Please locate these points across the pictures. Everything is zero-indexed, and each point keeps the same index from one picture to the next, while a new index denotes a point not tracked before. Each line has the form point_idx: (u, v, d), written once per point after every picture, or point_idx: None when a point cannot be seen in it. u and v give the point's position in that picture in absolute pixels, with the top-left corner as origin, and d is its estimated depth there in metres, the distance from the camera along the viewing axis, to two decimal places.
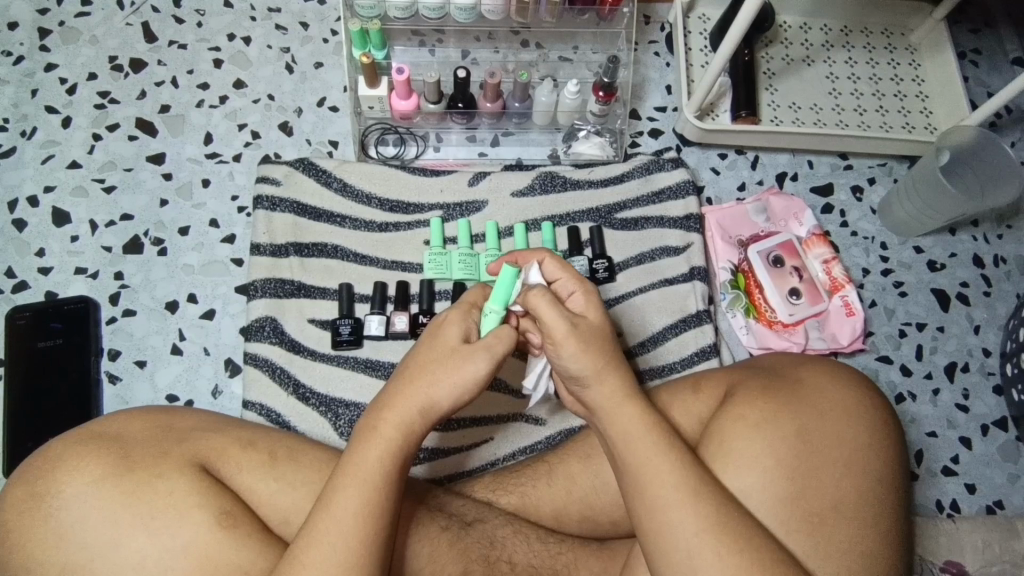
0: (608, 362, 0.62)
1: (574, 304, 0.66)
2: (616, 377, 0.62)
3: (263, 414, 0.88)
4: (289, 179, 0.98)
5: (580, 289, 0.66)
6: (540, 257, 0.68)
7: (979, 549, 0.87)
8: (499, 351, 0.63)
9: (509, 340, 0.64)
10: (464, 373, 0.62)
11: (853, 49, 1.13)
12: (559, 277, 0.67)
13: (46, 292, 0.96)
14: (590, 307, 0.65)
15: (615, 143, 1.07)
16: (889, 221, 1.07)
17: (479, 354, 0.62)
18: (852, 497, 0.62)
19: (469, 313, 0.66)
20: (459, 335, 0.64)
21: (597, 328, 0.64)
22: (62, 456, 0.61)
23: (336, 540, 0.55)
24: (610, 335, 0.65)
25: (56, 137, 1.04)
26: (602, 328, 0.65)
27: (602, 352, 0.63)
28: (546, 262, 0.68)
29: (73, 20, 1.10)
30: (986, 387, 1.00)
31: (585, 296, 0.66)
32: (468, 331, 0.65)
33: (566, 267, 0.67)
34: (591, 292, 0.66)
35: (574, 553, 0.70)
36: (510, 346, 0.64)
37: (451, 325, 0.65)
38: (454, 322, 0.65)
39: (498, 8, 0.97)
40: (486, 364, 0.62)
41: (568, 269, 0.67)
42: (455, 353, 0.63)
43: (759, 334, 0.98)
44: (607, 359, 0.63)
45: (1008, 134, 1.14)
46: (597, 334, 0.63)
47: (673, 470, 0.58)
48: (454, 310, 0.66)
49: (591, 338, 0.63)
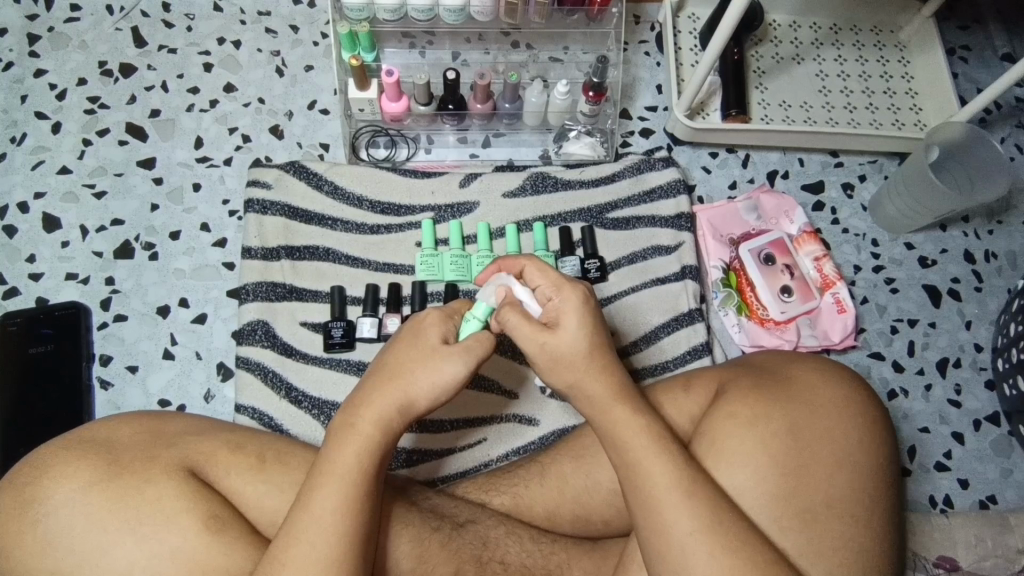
0: (585, 371, 0.62)
1: (553, 308, 0.65)
2: (601, 376, 0.62)
3: (255, 418, 0.88)
4: (280, 182, 0.98)
5: (557, 294, 0.65)
6: (523, 263, 0.67)
7: (972, 544, 0.88)
8: (479, 356, 0.63)
9: (489, 343, 0.64)
10: (442, 373, 0.62)
11: (843, 47, 1.13)
12: (540, 282, 0.66)
13: (37, 298, 0.96)
14: (572, 306, 0.63)
15: (606, 143, 1.07)
16: (879, 218, 1.08)
17: (453, 357, 0.63)
18: (840, 491, 0.62)
19: (449, 317, 0.67)
20: (438, 338, 0.64)
21: (569, 341, 0.62)
22: (50, 462, 0.61)
23: (317, 539, 0.55)
24: (591, 343, 0.63)
25: (47, 142, 1.04)
26: (576, 346, 0.62)
27: (575, 368, 0.62)
28: (528, 269, 0.67)
29: (62, 25, 1.09)
30: (978, 382, 1.01)
31: (561, 299, 0.64)
32: (447, 333, 0.65)
33: (548, 271, 0.66)
34: (574, 292, 0.64)
35: (566, 552, 0.70)
36: (490, 348, 0.64)
37: (431, 328, 0.65)
38: (433, 325, 0.65)
39: (488, 9, 0.97)
40: (463, 366, 0.63)
41: (549, 274, 0.66)
42: (433, 353, 0.63)
43: (751, 332, 0.99)
44: (588, 365, 0.62)
45: (998, 130, 1.14)
46: (569, 352, 0.62)
47: (668, 469, 0.58)
48: (434, 312, 0.66)
49: (560, 354, 0.62)
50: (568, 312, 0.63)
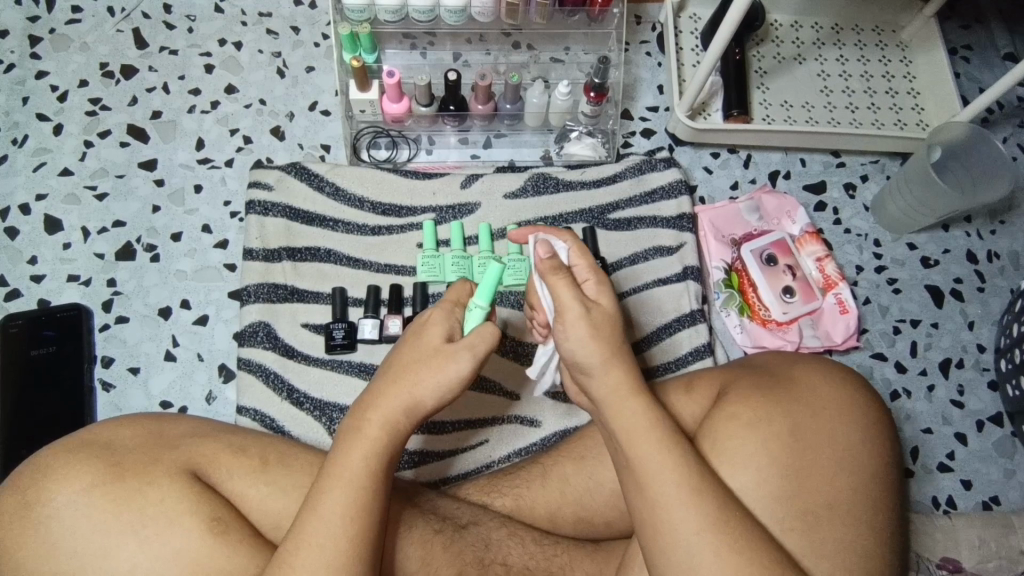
0: (609, 354, 0.63)
1: (588, 290, 0.67)
2: (618, 368, 0.62)
3: (257, 419, 0.87)
4: (281, 184, 0.98)
5: (596, 276, 0.67)
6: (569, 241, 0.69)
7: (975, 545, 0.87)
8: (477, 352, 0.63)
9: (491, 339, 0.64)
10: (447, 372, 0.62)
11: (844, 47, 1.13)
12: (577, 264, 0.67)
13: (39, 300, 0.96)
14: (604, 295, 0.66)
15: (607, 143, 1.07)
16: (881, 217, 1.07)
17: (462, 354, 0.63)
18: (844, 494, 0.62)
19: (452, 311, 0.67)
20: (442, 336, 0.64)
21: (609, 313, 0.65)
22: (52, 465, 0.61)
23: (325, 542, 0.55)
24: (619, 322, 0.65)
25: (48, 144, 1.04)
26: (612, 318, 0.65)
27: (608, 341, 0.63)
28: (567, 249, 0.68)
29: (63, 27, 1.10)
30: (981, 383, 1.00)
31: (598, 283, 0.67)
32: (451, 330, 0.65)
33: (586, 255, 0.67)
34: (606, 281, 0.66)
35: (568, 554, 0.70)
36: (491, 345, 0.64)
37: (434, 325, 0.65)
38: (436, 322, 0.65)
39: (489, 10, 0.97)
40: (469, 362, 0.63)
41: (587, 258, 0.67)
42: (438, 353, 0.63)
43: (753, 333, 0.98)
44: (616, 344, 0.63)
45: (1000, 129, 1.14)
46: (609, 320, 0.64)
47: (673, 468, 0.58)
48: (438, 309, 0.66)
49: (601, 320, 0.64)
50: (605, 294, 0.66)
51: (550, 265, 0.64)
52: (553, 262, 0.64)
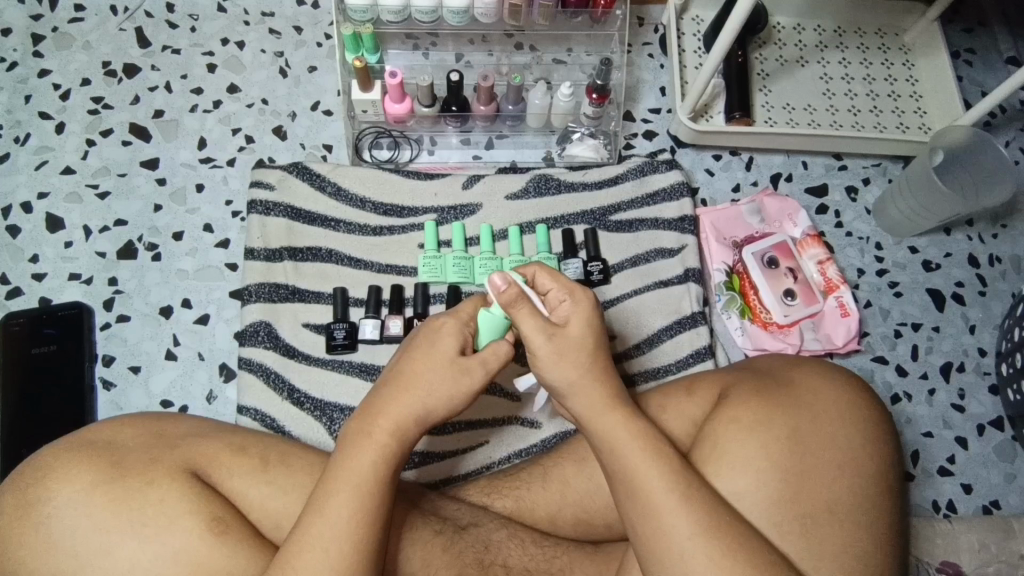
0: (586, 370, 0.62)
1: (563, 311, 0.65)
2: (597, 379, 0.62)
3: (257, 419, 0.87)
4: (283, 184, 0.98)
5: (571, 295, 0.65)
6: (534, 269, 0.66)
7: (975, 549, 0.87)
8: (491, 368, 0.65)
9: (505, 355, 0.65)
10: (461, 388, 0.63)
11: (847, 50, 1.13)
12: (550, 289, 0.66)
13: (40, 298, 0.96)
14: (579, 313, 0.64)
15: (609, 145, 1.07)
16: (883, 221, 1.07)
17: (476, 369, 0.64)
18: (841, 498, 0.62)
19: (465, 322, 0.66)
20: (455, 347, 0.64)
21: (578, 337, 0.63)
22: (52, 465, 0.61)
23: (327, 544, 0.55)
24: (597, 342, 0.64)
25: (51, 142, 1.04)
26: (583, 338, 0.63)
27: (579, 362, 0.63)
28: (539, 275, 0.66)
29: (66, 26, 1.10)
30: (982, 386, 1.00)
31: (573, 302, 0.65)
32: (464, 342, 0.65)
33: (559, 277, 0.66)
34: (583, 301, 0.65)
35: (569, 556, 0.70)
36: (504, 361, 0.65)
37: (448, 335, 0.65)
38: (450, 333, 0.65)
39: (491, 11, 0.97)
40: (482, 378, 0.64)
41: (561, 280, 0.66)
42: (452, 367, 0.63)
43: (754, 336, 0.98)
44: (587, 364, 0.63)
45: (1003, 133, 1.14)
46: (578, 345, 0.63)
47: (667, 475, 0.58)
48: (450, 319, 0.66)
49: (568, 347, 0.63)
50: (577, 315, 0.64)
51: (511, 297, 0.63)
52: (513, 292, 0.63)
